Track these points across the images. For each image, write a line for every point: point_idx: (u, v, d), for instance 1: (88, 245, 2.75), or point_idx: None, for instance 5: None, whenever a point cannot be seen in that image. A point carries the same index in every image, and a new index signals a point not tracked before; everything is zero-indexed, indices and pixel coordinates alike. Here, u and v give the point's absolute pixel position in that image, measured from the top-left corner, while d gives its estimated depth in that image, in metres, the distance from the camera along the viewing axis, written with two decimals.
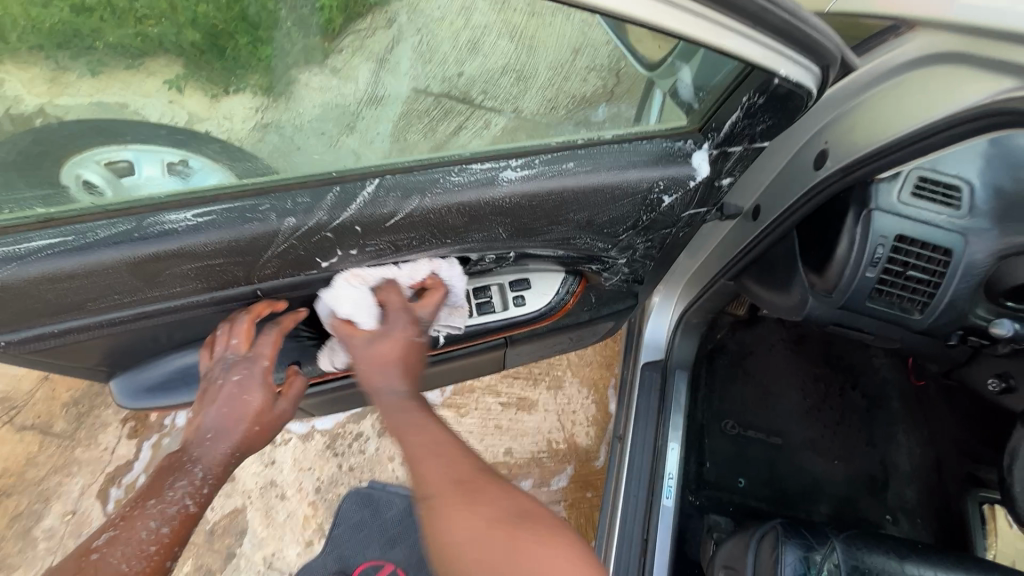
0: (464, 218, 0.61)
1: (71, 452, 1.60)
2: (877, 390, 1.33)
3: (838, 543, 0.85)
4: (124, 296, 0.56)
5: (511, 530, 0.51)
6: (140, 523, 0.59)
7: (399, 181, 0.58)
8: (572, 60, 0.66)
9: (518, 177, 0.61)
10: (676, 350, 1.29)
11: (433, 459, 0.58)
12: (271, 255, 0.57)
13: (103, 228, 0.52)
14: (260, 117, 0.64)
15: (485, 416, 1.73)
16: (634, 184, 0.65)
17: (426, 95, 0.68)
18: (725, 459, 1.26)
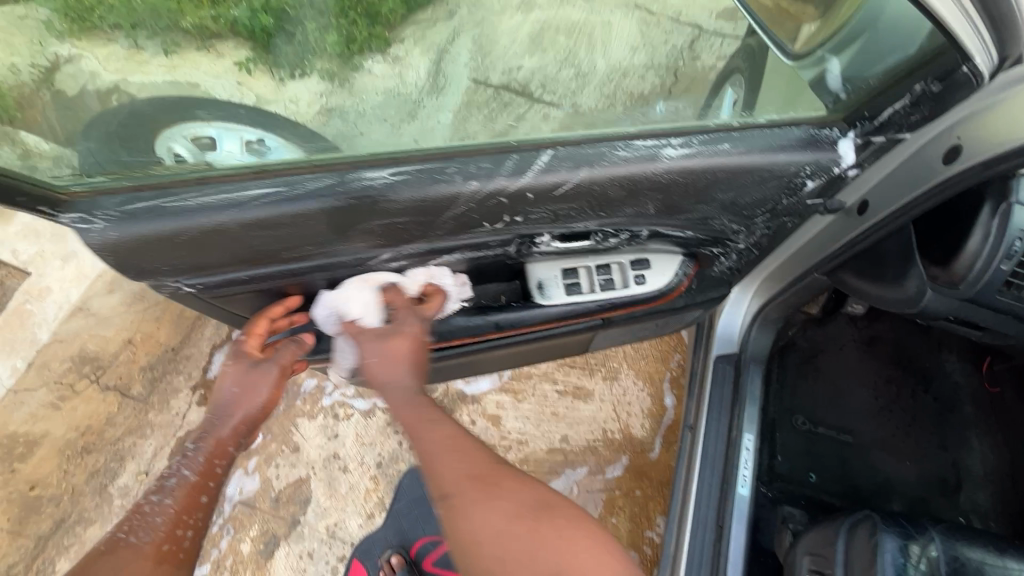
0: (625, 190, 0.65)
1: (144, 414, 1.57)
2: (950, 393, 1.33)
3: (935, 533, 0.87)
4: (320, 244, 0.62)
5: (532, 525, 0.68)
6: (151, 516, 0.83)
7: (568, 153, 0.63)
8: (622, 75, 0.99)
9: (678, 154, 0.65)
10: (751, 343, 1.31)
11: (455, 462, 0.74)
12: (450, 216, 0.63)
13: (309, 180, 0.59)
14: (327, 103, 0.91)
15: (542, 402, 1.76)
16: (782, 167, 0.68)
17: (485, 87, 0.98)
18: (797, 454, 1.27)
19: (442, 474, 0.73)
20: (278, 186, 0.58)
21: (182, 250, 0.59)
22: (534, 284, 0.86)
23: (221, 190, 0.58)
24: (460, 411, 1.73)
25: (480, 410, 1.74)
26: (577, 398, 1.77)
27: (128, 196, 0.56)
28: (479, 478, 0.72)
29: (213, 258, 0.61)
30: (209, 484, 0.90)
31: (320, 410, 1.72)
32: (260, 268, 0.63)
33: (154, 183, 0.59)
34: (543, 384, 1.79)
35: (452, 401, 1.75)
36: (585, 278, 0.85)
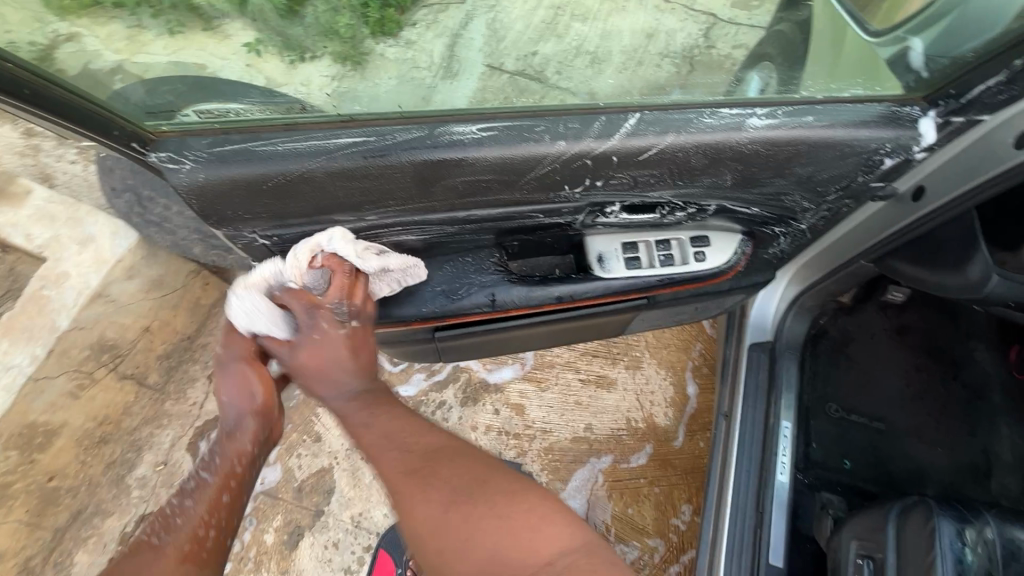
0: (707, 160, 0.68)
1: (161, 404, 1.55)
2: (979, 380, 1.35)
3: (988, 517, 0.88)
4: (412, 198, 0.72)
5: (471, 503, 0.66)
6: (175, 516, 0.71)
7: (655, 119, 0.68)
8: (646, 47, 0.86)
9: (760, 126, 0.66)
10: (786, 332, 1.31)
11: (387, 448, 0.73)
12: (530, 176, 0.71)
13: (398, 134, 0.69)
14: (338, 84, 0.80)
15: (565, 391, 1.76)
16: (864, 143, 0.69)
17: (502, 72, 0.84)
18: (831, 440, 1.29)
19: (378, 457, 0.72)
20: (370, 135, 0.68)
21: (271, 196, 0.73)
22: (594, 258, 0.86)
23: (311, 145, 0.70)
24: (483, 400, 1.72)
25: (504, 400, 1.73)
26: (600, 387, 1.77)
27: (216, 139, 0.71)
28: (429, 455, 0.72)
29: (299, 206, 0.74)
30: (232, 482, 0.74)
31: None
32: (344, 217, 0.76)
33: (241, 131, 0.72)
34: (566, 373, 1.79)
35: (475, 390, 1.73)
36: (646, 252, 0.85)
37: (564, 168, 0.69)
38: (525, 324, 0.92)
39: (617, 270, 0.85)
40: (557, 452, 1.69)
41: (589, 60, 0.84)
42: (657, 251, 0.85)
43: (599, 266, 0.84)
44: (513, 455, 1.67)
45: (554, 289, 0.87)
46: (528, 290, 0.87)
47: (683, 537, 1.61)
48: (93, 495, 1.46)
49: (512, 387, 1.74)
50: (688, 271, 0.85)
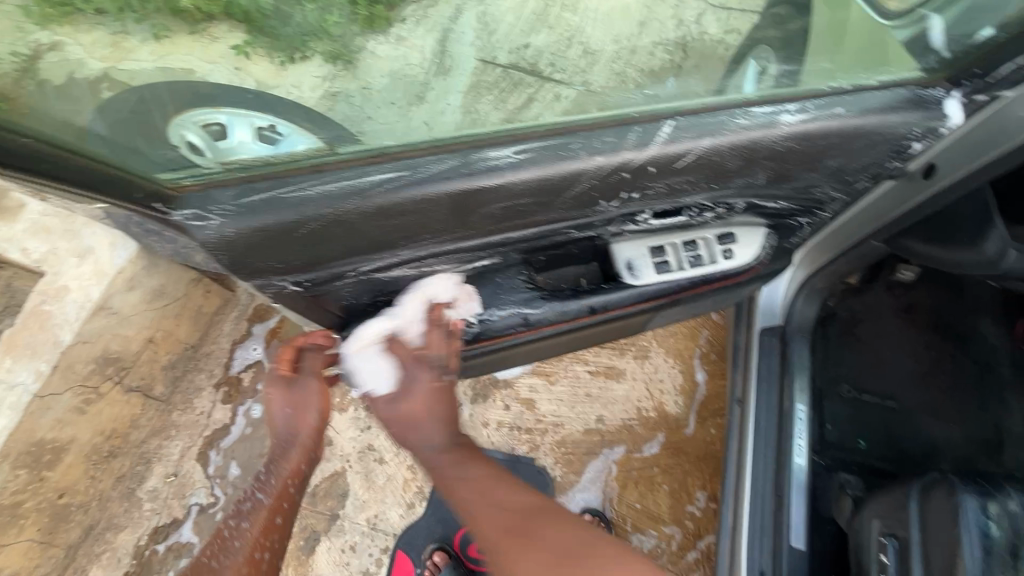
0: (742, 159, 0.63)
1: (169, 415, 1.63)
2: (987, 355, 1.36)
3: (1010, 492, 0.89)
4: (435, 226, 0.66)
5: (569, 562, 0.63)
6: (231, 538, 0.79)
7: (690, 123, 0.61)
8: (637, 36, 0.94)
9: (794, 123, 0.61)
10: (796, 314, 1.31)
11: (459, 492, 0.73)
12: (571, 194, 0.64)
13: (431, 163, 0.62)
14: (330, 88, 0.84)
15: (574, 384, 1.76)
16: (895, 128, 0.65)
17: (495, 66, 0.89)
18: (845, 421, 1.29)
19: (481, 517, 0.70)
20: (403, 170, 0.62)
21: (305, 244, 0.65)
22: (622, 265, 0.86)
23: (342, 181, 0.62)
24: (493, 397, 1.72)
25: (514, 395, 1.73)
26: (610, 378, 1.77)
27: (244, 189, 0.62)
28: (532, 513, 0.70)
29: (332, 250, 0.67)
30: (284, 505, 0.83)
31: (351, 402, 1.67)
32: (374, 254, 0.70)
33: (266, 177, 0.64)
34: (575, 365, 1.78)
35: (484, 387, 1.73)
36: (673, 255, 0.85)
37: (603, 183, 0.62)
38: (544, 335, 0.91)
39: (647, 276, 0.86)
40: (570, 445, 1.68)
41: (582, 50, 0.92)
42: (684, 253, 0.85)
43: (627, 274, 0.85)
44: (525, 450, 1.67)
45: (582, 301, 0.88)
46: (554, 303, 0.88)
47: (699, 523, 1.62)
48: (105, 510, 1.52)
49: (522, 382, 1.74)
50: (716, 271, 0.86)
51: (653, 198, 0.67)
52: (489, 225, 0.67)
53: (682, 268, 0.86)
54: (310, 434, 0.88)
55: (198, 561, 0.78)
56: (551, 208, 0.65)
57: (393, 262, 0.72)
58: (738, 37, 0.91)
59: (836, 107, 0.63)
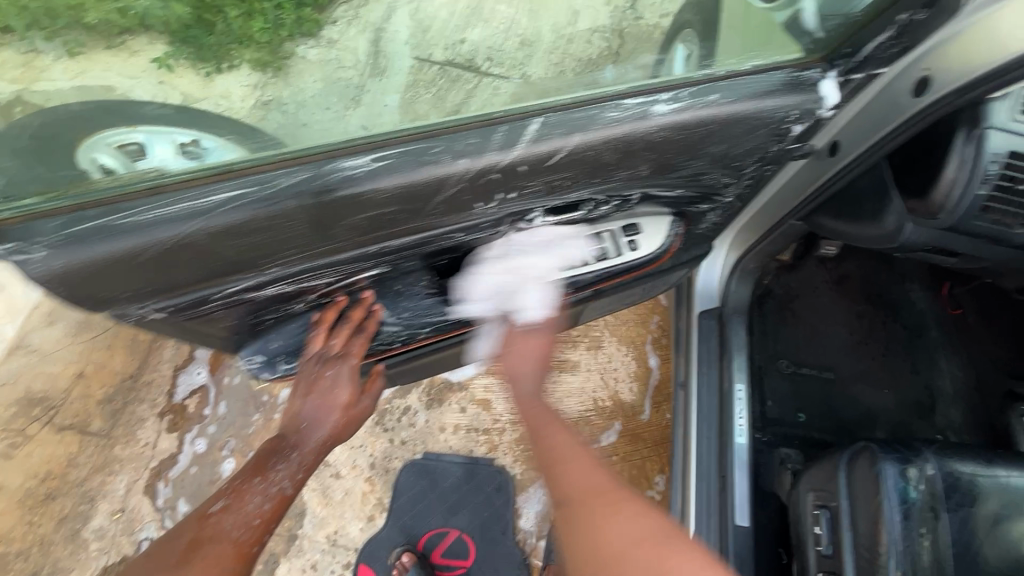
0: (620, 153, 0.61)
1: (109, 451, 1.54)
2: (917, 319, 1.40)
3: (929, 454, 0.91)
4: (299, 243, 0.63)
5: (654, 544, 0.64)
6: (250, 496, 0.78)
7: (558, 120, 0.60)
8: (577, 25, 0.96)
9: (667, 113, 0.61)
10: (731, 296, 1.33)
11: (570, 466, 0.76)
12: (442, 200, 0.61)
13: (281, 178, 0.59)
14: (261, 97, 0.81)
15: (530, 380, 1.75)
16: (772, 112, 0.65)
17: (431, 64, 0.91)
18: (785, 396, 1.32)
19: (569, 483, 0.74)
20: (248, 186, 0.59)
21: (147, 270, 0.60)
22: (524, 262, 0.85)
23: (183, 199, 0.58)
24: (448, 400, 1.70)
25: (469, 396, 1.71)
26: (564, 371, 1.77)
27: (71, 217, 0.57)
28: (587, 497, 0.71)
29: (182, 275, 0.62)
30: (268, 529, 0.78)
31: None
32: (238, 277, 0.65)
33: (98, 202, 0.59)
34: None
35: (439, 391, 1.71)
36: (575, 250, 0.85)
37: (472, 185, 0.59)
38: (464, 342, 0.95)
39: (548, 272, 0.85)
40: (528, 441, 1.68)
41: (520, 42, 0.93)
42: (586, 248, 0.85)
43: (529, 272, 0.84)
44: (485, 451, 1.66)
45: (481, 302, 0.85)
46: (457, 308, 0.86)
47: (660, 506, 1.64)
48: (49, 553, 1.46)
49: (476, 382, 1.72)
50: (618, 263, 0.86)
51: (536, 195, 0.64)
52: (361, 237, 0.64)
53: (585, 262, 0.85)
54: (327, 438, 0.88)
55: (214, 520, 0.74)
56: (424, 215, 0.62)
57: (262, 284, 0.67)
58: (671, 19, 0.94)
59: (709, 94, 0.63)
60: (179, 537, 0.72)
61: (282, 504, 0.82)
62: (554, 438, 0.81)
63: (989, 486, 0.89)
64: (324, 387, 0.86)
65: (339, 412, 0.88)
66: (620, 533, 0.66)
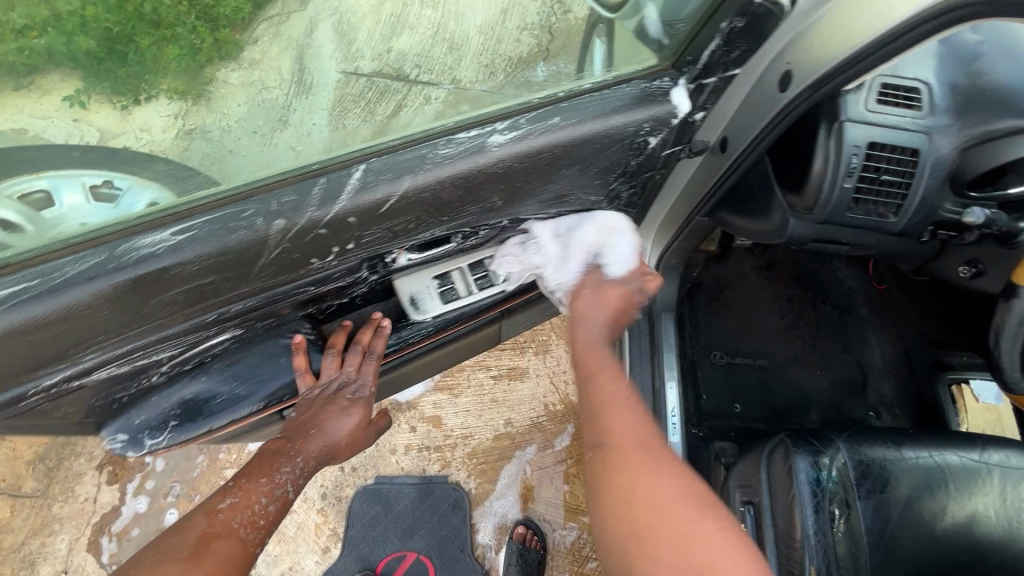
0: (460, 190, 0.61)
1: (47, 511, 1.49)
2: (845, 297, 1.41)
3: (840, 443, 0.91)
4: (116, 325, 0.59)
5: (698, 508, 0.57)
6: (256, 496, 0.74)
7: (386, 164, 0.59)
8: (503, 23, 0.80)
9: (501, 144, 0.61)
10: (658, 294, 1.32)
11: (622, 408, 0.70)
12: (265, 261, 0.60)
13: (68, 265, 0.55)
14: (182, 125, 0.69)
15: (479, 392, 1.73)
16: (620, 129, 0.65)
17: (358, 77, 0.77)
18: (719, 388, 1.32)
19: (616, 429, 0.67)
20: (31, 280, 0.54)
21: None
22: (407, 299, 0.82)
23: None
24: (397, 421, 1.68)
25: (418, 416, 1.69)
26: (513, 379, 1.75)
27: None
28: (635, 445, 0.65)
29: None
30: (263, 527, 0.73)
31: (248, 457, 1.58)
32: (53, 370, 0.60)
33: None
34: (477, 372, 1.76)
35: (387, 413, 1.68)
36: (459, 281, 0.84)
37: (296, 245, 0.58)
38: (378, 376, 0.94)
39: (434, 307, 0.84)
40: (482, 455, 1.66)
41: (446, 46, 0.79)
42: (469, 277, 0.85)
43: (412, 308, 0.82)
44: (438, 469, 1.64)
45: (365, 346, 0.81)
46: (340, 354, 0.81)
47: None
48: None
49: (424, 400, 1.70)
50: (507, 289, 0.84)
51: (385, 237, 0.63)
52: (186, 308, 0.61)
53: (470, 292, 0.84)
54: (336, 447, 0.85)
55: (222, 518, 0.70)
56: (249, 279, 0.61)
57: (86, 370, 0.62)
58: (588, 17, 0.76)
59: (549, 118, 0.62)
60: (188, 532, 0.68)
61: (283, 508, 0.77)
62: (604, 385, 0.73)
63: (901, 466, 0.90)
64: (325, 411, 0.83)
65: (345, 430, 0.86)
66: (671, 493, 0.59)
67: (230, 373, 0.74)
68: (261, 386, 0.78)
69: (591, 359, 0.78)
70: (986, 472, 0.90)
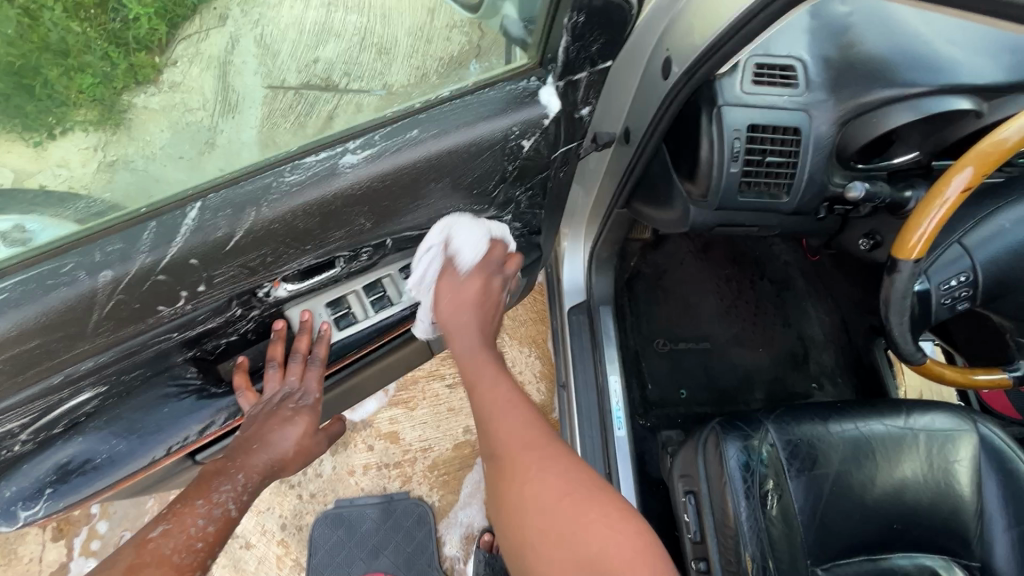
0: (317, 216, 0.63)
1: None
2: (782, 272, 1.42)
3: (769, 424, 0.91)
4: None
5: (576, 500, 0.60)
6: (191, 518, 0.67)
7: (226, 200, 0.59)
8: (432, 21, 0.68)
9: (353, 166, 0.63)
10: (596, 288, 1.30)
11: (505, 416, 0.69)
12: (100, 317, 0.57)
13: None
14: (102, 157, 0.59)
15: (436, 402, 1.70)
16: (489, 135, 0.68)
17: (286, 90, 0.66)
18: (664, 375, 1.31)
19: (500, 436, 0.68)
20: None
21: None
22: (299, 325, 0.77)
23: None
24: (354, 441, 1.63)
25: (375, 433, 1.65)
26: None
27: None
28: (522, 446, 0.66)
29: None
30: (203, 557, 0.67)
31: None
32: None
33: None
34: (432, 383, 1.72)
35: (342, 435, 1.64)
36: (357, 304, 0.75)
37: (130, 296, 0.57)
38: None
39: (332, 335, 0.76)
40: (443, 465, 1.64)
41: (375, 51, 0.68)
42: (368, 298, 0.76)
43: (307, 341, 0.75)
44: (399, 485, 1.61)
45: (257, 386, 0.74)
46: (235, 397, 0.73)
47: None
48: None
49: (380, 417, 1.66)
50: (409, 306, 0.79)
51: (246, 272, 0.62)
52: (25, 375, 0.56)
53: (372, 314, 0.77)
54: (289, 458, 0.79)
55: (153, 546, 0.64)
56: (87, 339, 0.58)
57: None
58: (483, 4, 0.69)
59: (406, 132, 0.65)
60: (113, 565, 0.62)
61: (226, 529, 0.70)
62: (482, 391, 0.73)
63: (828, 440, 0.90)
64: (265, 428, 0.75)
65: (293, 442, 0.78)
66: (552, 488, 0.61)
67: (105, 433, 0.65)
68: (149, 444, 0.68)
69: (472, 372, 0.75)
70: (911, 435, 0.91)
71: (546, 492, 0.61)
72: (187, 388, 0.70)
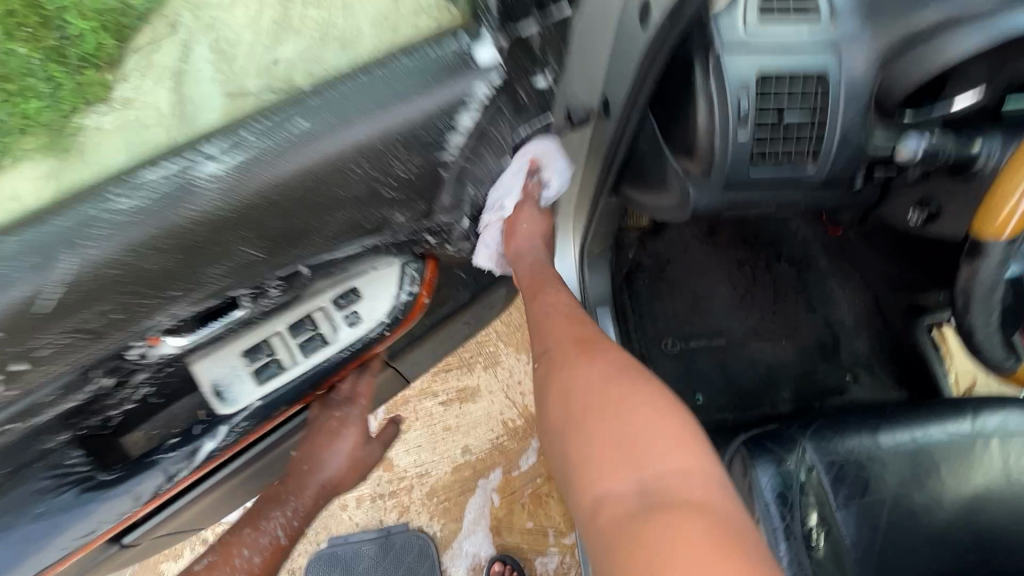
0: (179, 254, 0.45)
1: None
2: (801, 251, 1.25)
3: (807, 442, 0.75)
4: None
5: (722, 554, 0.44)
6: (237, 549, 0.73)
7: (38, 242, 0.42)
8: None
9: (218, 177, 0.45)
10: (591, 288, 1.13)
11: (661, 426, 0.55)
12: None
13: None
14: (55, 186, 0.45)
15: (429, 422, 1.55)
16: (414, 118, 0.49)
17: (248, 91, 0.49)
18: (676, 379, 1.16)
19: (611, 434, 0.55)
20: None
21: None
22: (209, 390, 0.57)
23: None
24: None
25: None
26: (464, 401, 1.57)
27: None
28: (630, 454, 0.53)
29: None
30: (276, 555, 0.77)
31: None
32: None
33: None
34: (424, 402, 1.57)
35: None
36: (280, 348, 0.59)
37: None
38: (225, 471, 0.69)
39: (245, 393, 0.58)
40: (442, 491, 1.50)
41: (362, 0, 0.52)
42: (292, 340, 0.59)
43: (216, 401, 0.57)
44: (397, 516, 1.48)
45: (152, 472, 0.57)
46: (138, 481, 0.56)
47: None
48: None
49: None
50: (345, 346, 0.61)
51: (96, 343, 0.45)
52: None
53: (299, 360, 0.59)
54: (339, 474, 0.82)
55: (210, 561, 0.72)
56: None
57: None
58: None
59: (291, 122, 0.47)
60: None
61: (278, 554, 0.76)
62: (567, 380, 0.63)
63: (880, 456, 0.74)
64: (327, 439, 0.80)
65: (344, 456, 0.82)
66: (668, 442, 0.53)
67: None
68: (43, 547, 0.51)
69: (577, 398, 0.60)
70: (980, 442, 0.75)
71: (640, 429, 0.54)
72: (71, 477, 0.53)
